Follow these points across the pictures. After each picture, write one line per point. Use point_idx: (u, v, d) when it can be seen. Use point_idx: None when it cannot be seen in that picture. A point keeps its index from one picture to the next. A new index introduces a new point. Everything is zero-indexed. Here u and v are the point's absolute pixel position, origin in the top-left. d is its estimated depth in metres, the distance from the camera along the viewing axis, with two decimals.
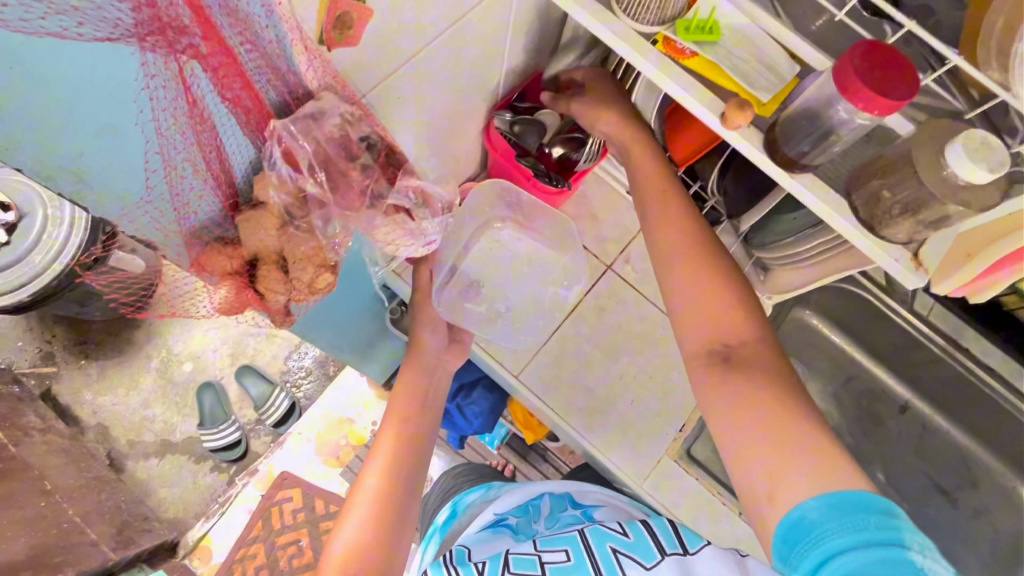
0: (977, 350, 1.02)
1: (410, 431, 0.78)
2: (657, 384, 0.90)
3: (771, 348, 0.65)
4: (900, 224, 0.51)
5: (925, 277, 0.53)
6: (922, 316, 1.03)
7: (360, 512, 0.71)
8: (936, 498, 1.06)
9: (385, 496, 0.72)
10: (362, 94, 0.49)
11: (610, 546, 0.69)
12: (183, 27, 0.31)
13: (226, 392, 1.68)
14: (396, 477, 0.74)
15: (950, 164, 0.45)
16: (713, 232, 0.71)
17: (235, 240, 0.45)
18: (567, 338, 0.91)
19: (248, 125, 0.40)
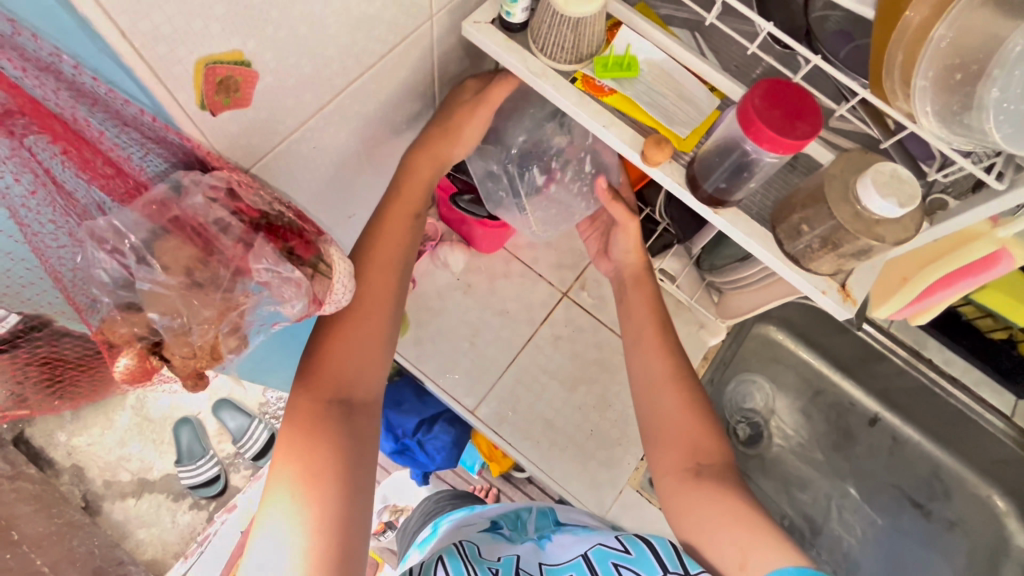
0: (939, 360, 1.01)
1: (357, 339, 0.63)
2: (617, 412, 0.89)
3: None
4: (822, 257, 0.50)
5: (854, 308, 0.52)
6: (883, 329, 1.02)
7: (311, 423, 0.59)
8: (908, 510, 1.06)
9: (330, 414, 0.60)
10: (246, 168, 0.49)
11: (611, 563, 0.66)
12: (7, 112, 0.33)
13: (204, 427, 1.64)
14: (338, 393, 0.61)
15: (865, 199, 0.44)
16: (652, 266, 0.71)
17: (160, 339, 0.44)
18: (524, 368, 0.90)
19: (118, 192, 0.40)
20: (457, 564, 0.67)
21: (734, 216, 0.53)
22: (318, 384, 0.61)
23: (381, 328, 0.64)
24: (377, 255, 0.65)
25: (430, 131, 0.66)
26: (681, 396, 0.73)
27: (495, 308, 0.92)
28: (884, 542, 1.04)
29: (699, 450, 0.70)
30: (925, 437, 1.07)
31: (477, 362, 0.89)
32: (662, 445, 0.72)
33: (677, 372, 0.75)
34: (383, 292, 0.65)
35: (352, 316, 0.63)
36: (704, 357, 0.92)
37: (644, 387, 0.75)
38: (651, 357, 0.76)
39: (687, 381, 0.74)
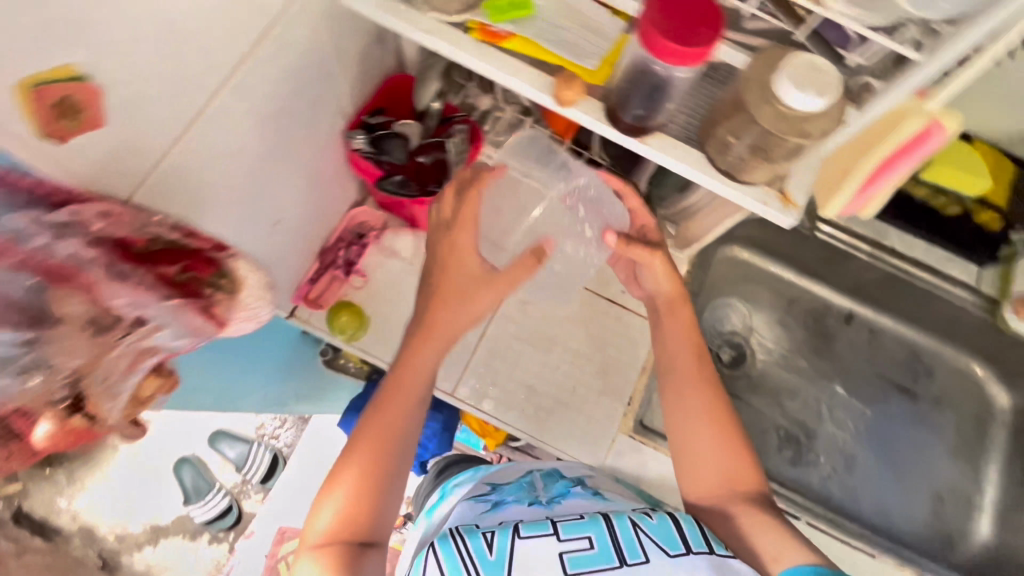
0: (902, 247, 1.01)
1: (382, 460, 0.60)
2: (596, 363, 0.89)
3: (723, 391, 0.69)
4: (755, 167, 0.48)
5: (796, 214, 0.51)
6: (844, 228, 1.02)
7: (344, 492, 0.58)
8: (896, 396, 1.08)
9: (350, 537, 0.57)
10: (126, 197, 0.43)
11: (631, 524, 0.64)
12: None
13: (205, 462, 1.58)
14: (358, 518, 0.58)
15: (786, 97, 0.42)
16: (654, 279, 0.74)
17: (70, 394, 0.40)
18: (496, 340, 0.88)
19: None
20: (450, 551, 0.60)
21: (662, 142, 0.50)
22: (342, 496, 0.58)
23: (405, 453, 0.62)
24: (406, 374, 0.65)
25: (459, 215, 0.69)
26: (716, 425, 0.69)
27: (455, 286, 0.89)
28: (876, 432, 1.06)
29: (737, 478, 0.67)
30: (898, 322, 1.09)
31: (448, 344, 0.87)
32: (699, 458, 0.69)
33: (713, 401, 0.70)
34: (411, 416, 0.64)
35: (382, 430, 0.62)
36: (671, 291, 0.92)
37: (673, 399, 0.72)
38: (688, 391, 0.71)
39: (722, 408, 0.70)
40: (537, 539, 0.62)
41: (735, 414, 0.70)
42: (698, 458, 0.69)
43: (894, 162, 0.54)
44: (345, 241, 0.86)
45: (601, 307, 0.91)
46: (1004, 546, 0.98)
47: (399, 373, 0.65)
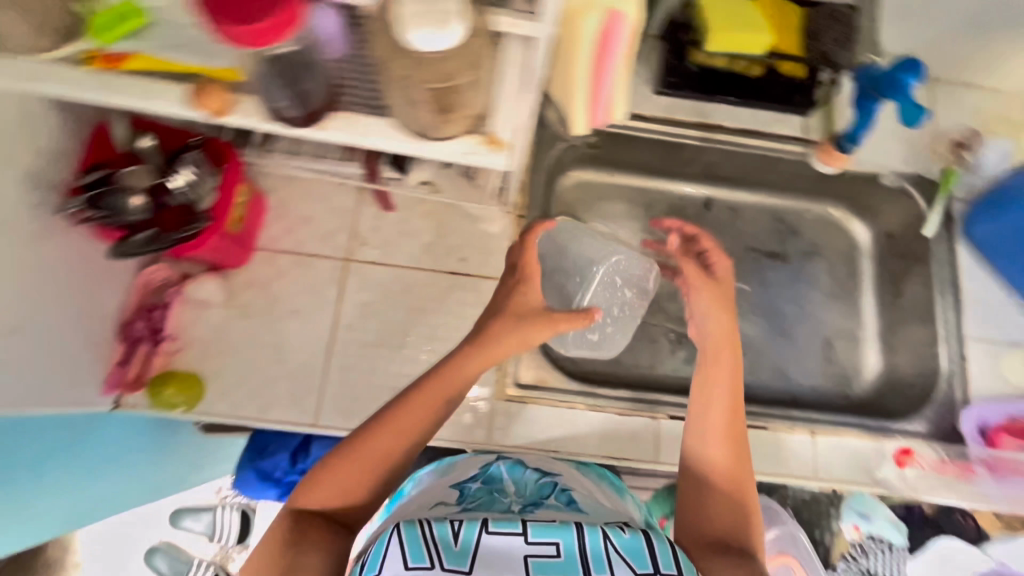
0: (726, 119, 0.99)
1: (386, 464, 0.63)
2: (455, 340, 0.85)
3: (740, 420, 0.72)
4: (451, 121, 0.46)
5: (506, 153, 0.49)
6: (665, 118, 0.99)
7: (350, 464, 0.63)
8: (770, 263, 1.07)
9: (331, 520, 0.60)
10: None
11: (601, 530, 0.52)
12: None
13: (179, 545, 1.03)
14: (350, 499, 0.62)
15: (425, 45, 0.38)
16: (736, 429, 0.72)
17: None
18: (344, 352, 0.83)
19: None
20: (417, 539, 0.49)
21: (343, 121, 0.47)
22: (339, 475, 0.62)
23: (410, 457, 0.65)
24: (425, 396, 0.66)
25: (523, 264, 0.72)
26: (730, 482, 0.69)
27: (283, 312, 0.83)
28: (761, 303, 1.06)
29: (735, 532, 0.66)
30: (752, 193, 1.08)
31: (295, 375, 0.81)
32: (705, 499, 0.68)
33: (732, 455, 0.69)
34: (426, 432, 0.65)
35: (398, 429, 0.64)
36: (510, 242, 0.89)
37: (695, 432, 0.72)
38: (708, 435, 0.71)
39: (737, 461, 0.70)
40: (505, 539, 0.51)
41: (748, 471, 0.70)
42: (700, 495, 0.69)
43: (599, 58, 0.57)
44: (143, 310, 0.78)
45: (443, 280, 0.86)
46: (892, 368, 0.98)
47: (444, 380, 0.67)
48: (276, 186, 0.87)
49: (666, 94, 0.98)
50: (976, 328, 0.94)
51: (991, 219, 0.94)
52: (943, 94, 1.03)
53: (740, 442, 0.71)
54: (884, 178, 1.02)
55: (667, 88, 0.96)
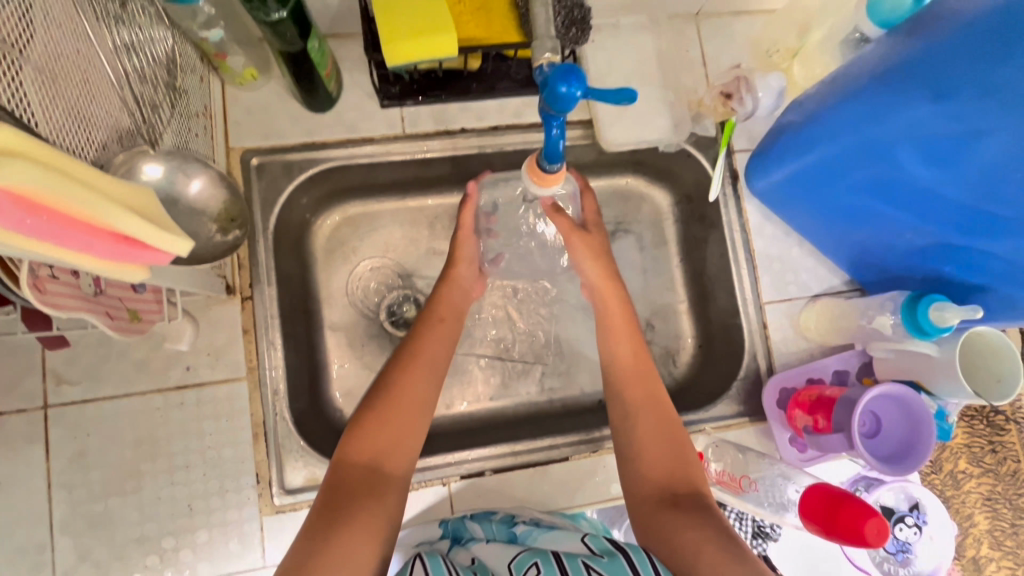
0: (472, 119, 0.85)
1: (421, 404, 0.72)
2: (202, 463, 0.74)
3: (646, 381, 0.78)
4: None
5: None
6: (400, 134, 0.84)
7: (384, 409, 0.70)
8: None
9: (368, 481, 0.65)
10: None
11: (581, 561, 0.62)
12: None
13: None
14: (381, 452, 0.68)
15: None
16: (646, 389, 0.78)
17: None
18: (69, 517, 0.71)
19: None
20: (437, 561, 0.64)
21: None
22: (378, 430, 0.69)
23: (421, 413, 0.72)
24: (420, 358, 0.76)
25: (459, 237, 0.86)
26: (650, 421, 0.75)
27: None
28: (576, 296, 1.00)
29: (674, 477, 0.70)
30: None
31: (16, 560, 0.70)
32: (642, 448, 0.73)
33: (648, 394, 0.77)
34: (426, 392, 0.74)
35: (402, 395, 0.72)
36: (244, 330, 0.77)
37: (616, 378, 0.80)
38: (625, 381, 0.79)
39: (653, 403, 0.77)
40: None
41: (666, 411, 0.76)
42: (637, 443, 0.74)
43: (70, 241, 0.36)
44: None
45: (172, 397, 0.74)
46: (706, 344, 0.95)
47: (443, 310, 0.82)
48: None
49: (394, 105, 0.83)
50: (774, 286, 0.90)
51: (769, 175, 0.84)
52: (706, 31, 0.92)
53: (651, 379, 0.79)
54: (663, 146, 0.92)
55: (392, 99, 0.82)
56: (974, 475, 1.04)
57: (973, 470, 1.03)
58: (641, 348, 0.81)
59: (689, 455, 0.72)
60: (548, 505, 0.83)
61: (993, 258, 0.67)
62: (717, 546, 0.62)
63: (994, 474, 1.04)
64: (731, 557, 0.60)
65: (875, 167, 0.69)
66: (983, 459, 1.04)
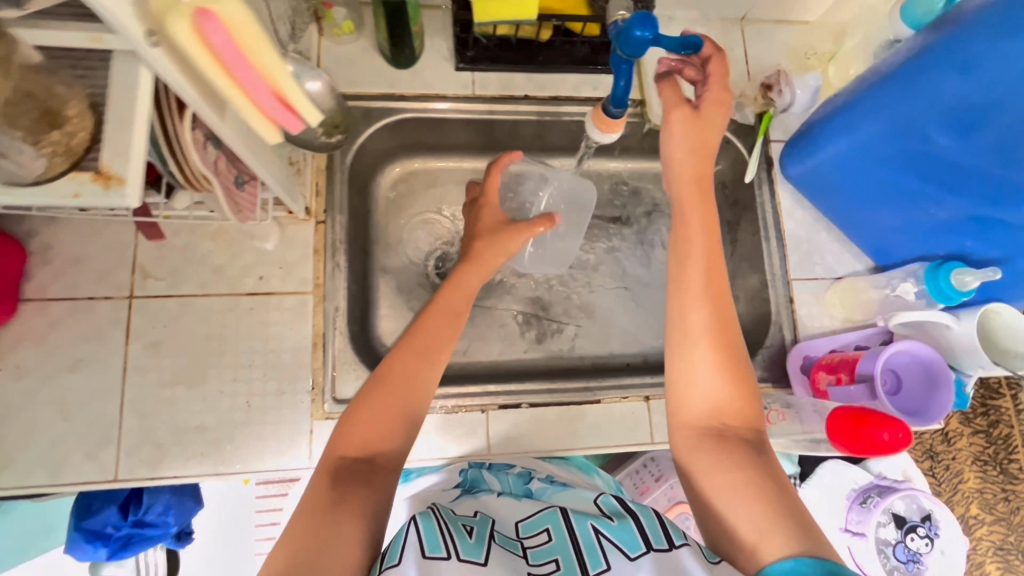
0: (535, 89, 0.94)
1: (421, 392, 0.70)
2: (263, 365, 0.80)
3: (715, 304, 0.68)
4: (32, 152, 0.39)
5: (125, 189, 0.41)
6: (470, 95, 0.93)
7: (381, 403, 0.67)
8: (613, 228, 1.08)
9: (365, 471, 0.63)
10: None
11: (590, 524, 0.60)
12: None
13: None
14: (377, 447, 0.66)
15: None
16: (714, 312, 0.67)
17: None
18: (137, 399, 0.77)
19: None
20: (432, 527, 0.57)
21: None
22: (377, 413, 0.67)
23: (419, 403, 0.70)
24: (421, 343, 0.73)
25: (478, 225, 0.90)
26: (714, 349, 0.66)
27: (63, 366, 0.76)
28: (611, 268, 1.07)
29: (726, 412, 0.65)
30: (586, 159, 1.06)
31: (86, 430, 0.75)
32: (699, 378, 0.66)
33: (716, 323, 0.67)
34: (424, 391, 0.71)
35: (398, 392, 0.68)
36: (314, 251, 0.84)
37: (678, 298, 0.69)
38: (693, 304, 0.68)
39: (718, 330, 0.67)
40: (507, 551, 0.59)
41: (732, 339, 0.68)
42: (693, 373, 0.66)
43: (247, 81, 0.45)
44: None
45: (245, 302, 0.81)
46: (734, 317, 1.01)
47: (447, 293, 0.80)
48: (38, 228, 0.80)
49: (467, 70, 0.92)
50: (802, 266, 0.96)
51: (806, 160, 0.90)
52: (751, 34, 1.02)
53: (721, 302, 0.68)
54: None
55: (466, 63, 0.92)
56: (986, 522, 1.19)
57: (984, 517, 1.18)
58: (716, 267, 0.69)
59: (746, 385, 0.66)
60: (574, 445, 0.87)
61: (1012, 229, 0.74)
62: (763, 495, 0.59)
63: (1006, 524, 1.19)
64: (783, 514, 0.57)
65: (911, 143, 0.75)
66: (995, 506, 1.19)
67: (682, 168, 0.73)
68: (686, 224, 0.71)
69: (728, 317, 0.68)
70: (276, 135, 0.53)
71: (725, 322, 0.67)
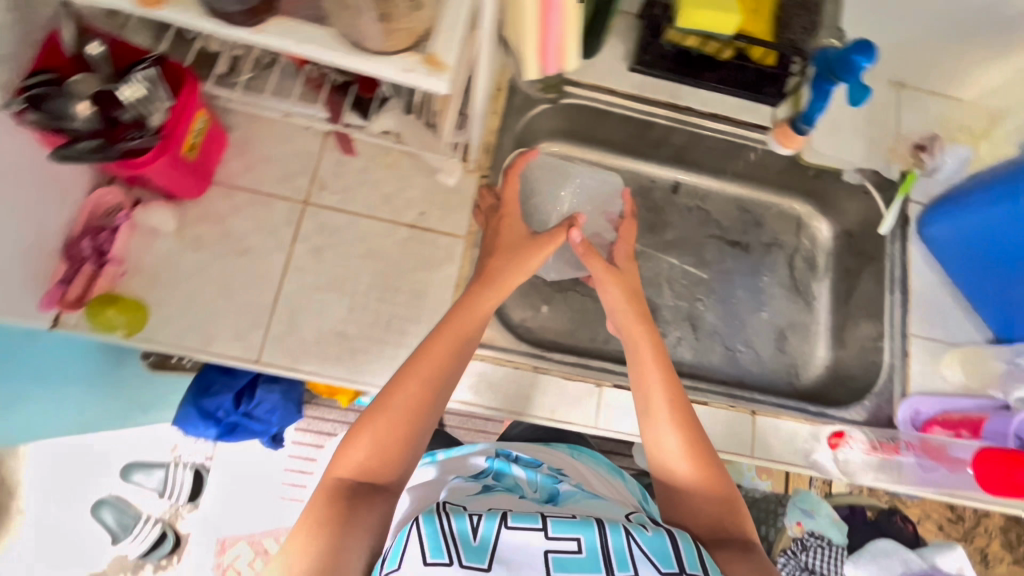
0: (697, 104, 1.00)
1: (426, 408, 0.62)
2: (408, 292, 0.85)
3: (687, 420, 0.66)
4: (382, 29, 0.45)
5: (447, 78, 0.47)
6: (637, 95, 0.99)
7: (380, 426, 0.60)
8: (732, 251, 1.11)
9: (365, 495, 0.56)
10: None
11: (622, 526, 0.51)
12: None
13: (126, 498, 1.06)
14: (378, 472, 0.58)
15: None
16: (681, 430, 0.65)
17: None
18: (293, 296, 0.82)
19: None
20: (435, 534, 0.48)
21: (281, 26, 0.46)
22: (381, 429, 0.59)
23: (427, 421, 0.62)
24: (432, 353, 0.65)
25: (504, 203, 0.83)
26: (693, 461, 0.63)
27: (235, 249, 0.82)
28: (722, 290, 1.09)
29: (721, 518, 0.59)
30: (720, 181, 1.11)
31: (242, 311, 0.81)
32: (686, 485, 0.62)
33: (691, 438, 0.65)
34: (427, 412, 0.62)
35: (402, 413, 0.60)
36: (473, 201, 0.89)
37: (646, 418, 0.68)
38: (659, 424, 0.66)
39: (697, 445, 0.64)
40: (526, 533, 0.49)
41: (709, 449, 0.65)
42: (679, 482, 0.63)
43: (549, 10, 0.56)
44: (90, 229, 0.77)
45: (403, 232, 0.87)
46: (837, 362, 1.02)
47: (463, 307, 0.72)
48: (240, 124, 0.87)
49: (640, 72, 0.99)
50: (919, 325, 0.98)
51: (945, 221, 0.95)
52: (909, 99, 1.05)
53: (693, 418, 0.66)
54: (847, 175, 1.04)
55: (640, 66, 0.98)
56: None
57: None
58: (677, 390, 0.69)
59: (732, 494, 0.61)
60: None
61: None
62: None
63: None
64: None
65: None
66: None
67: (626, 312, 0.78)
68: (639, 355, 0.73)
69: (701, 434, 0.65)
70: (540, 67, 0.65)
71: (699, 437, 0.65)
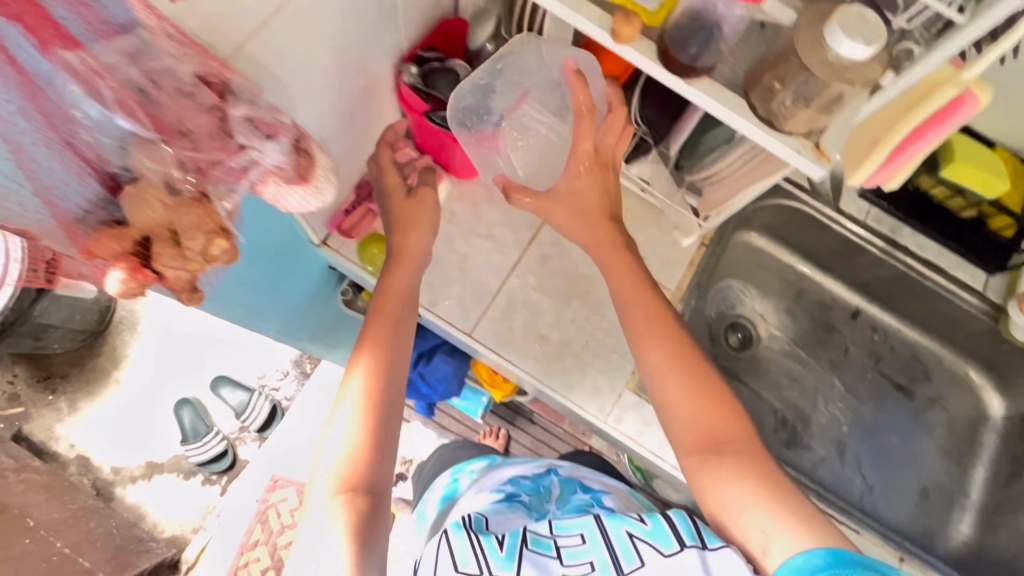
0: (914, 246, 1.02)
1: (384, 392, 0.67)
2: (611, 323, 0.90)
3: (667, 344, 0.70)
4: (796, 114, 0.52)
5: (827, 166, 0.54)
6: (859, 220, 1.02)
7: (347, 435, 0.63)
8: (894, 395, 1.11)
9: (370, 500, 0.59)
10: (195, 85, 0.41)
11: (624, 529, 0.63)
12: None
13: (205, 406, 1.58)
14: (362, 483, 0.60)
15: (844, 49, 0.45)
16: (665, 365, 0.69)
17: (126, 223, 0.41)
18: (514, 291, 0.90)
19: (59, 135, 0.37)
20: (462, 546, 0.62)
21: (709, 87, 0.53)
22: (353, 437, 0.63)
23: (393, 401, 0.67)
24: (371, 339, 0.71)
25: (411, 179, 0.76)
26: (687, 386, 0.67)
27: (480, 232, 0.91)
28: (872, 429, 1.09)
29: (715, 432, 0.65)
30: (902, 323, 1.12)
31: (469, 287, 0.89)
32: (680, 421, 0.67)
33: (674, 364, 0.69)
34: (385, 381, 0.67)
35: (366, 407, 0.65)
36: (689, 263, 0.95)
37: (637, 348, 0.71)
38: (648, 352, 0.70)
39: (685, 361, 0.69)
40: (543, 555, 0.62)
41: (698, 363, 0.69)
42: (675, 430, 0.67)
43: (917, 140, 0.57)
44: None
45: None
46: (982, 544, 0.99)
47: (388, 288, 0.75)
48: None
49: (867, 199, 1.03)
50: None
51: None
52: None
53: (680, 344, 0.70)
54: None
55: (869, 196, 1.03)
56: None
57: None
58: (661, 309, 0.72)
59: (713, 391, 0.67)
60: None
61: None
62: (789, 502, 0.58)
63: None
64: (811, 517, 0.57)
65: None
66: None
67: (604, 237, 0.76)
68: (625, 304, 0.73)
69: (683, 343, 0.70)
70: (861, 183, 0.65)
71: (688, 347, 0.70)
